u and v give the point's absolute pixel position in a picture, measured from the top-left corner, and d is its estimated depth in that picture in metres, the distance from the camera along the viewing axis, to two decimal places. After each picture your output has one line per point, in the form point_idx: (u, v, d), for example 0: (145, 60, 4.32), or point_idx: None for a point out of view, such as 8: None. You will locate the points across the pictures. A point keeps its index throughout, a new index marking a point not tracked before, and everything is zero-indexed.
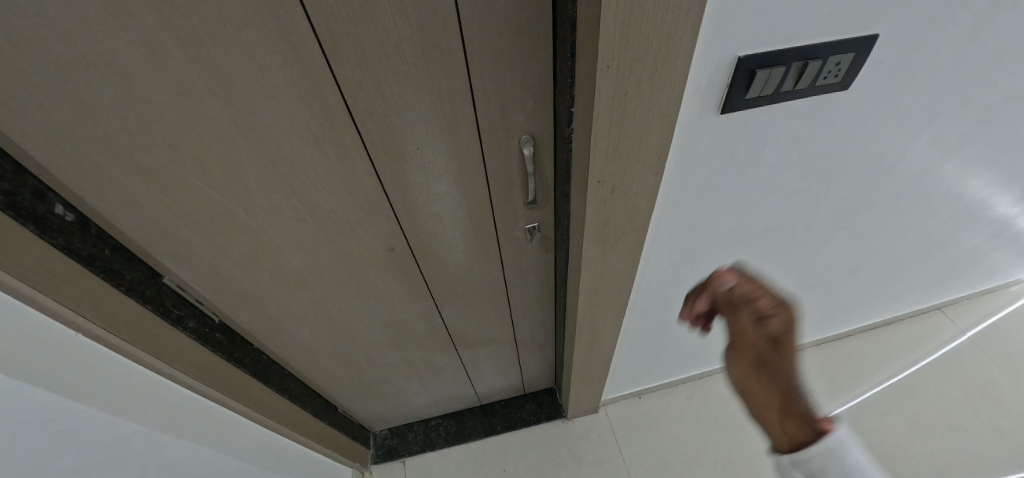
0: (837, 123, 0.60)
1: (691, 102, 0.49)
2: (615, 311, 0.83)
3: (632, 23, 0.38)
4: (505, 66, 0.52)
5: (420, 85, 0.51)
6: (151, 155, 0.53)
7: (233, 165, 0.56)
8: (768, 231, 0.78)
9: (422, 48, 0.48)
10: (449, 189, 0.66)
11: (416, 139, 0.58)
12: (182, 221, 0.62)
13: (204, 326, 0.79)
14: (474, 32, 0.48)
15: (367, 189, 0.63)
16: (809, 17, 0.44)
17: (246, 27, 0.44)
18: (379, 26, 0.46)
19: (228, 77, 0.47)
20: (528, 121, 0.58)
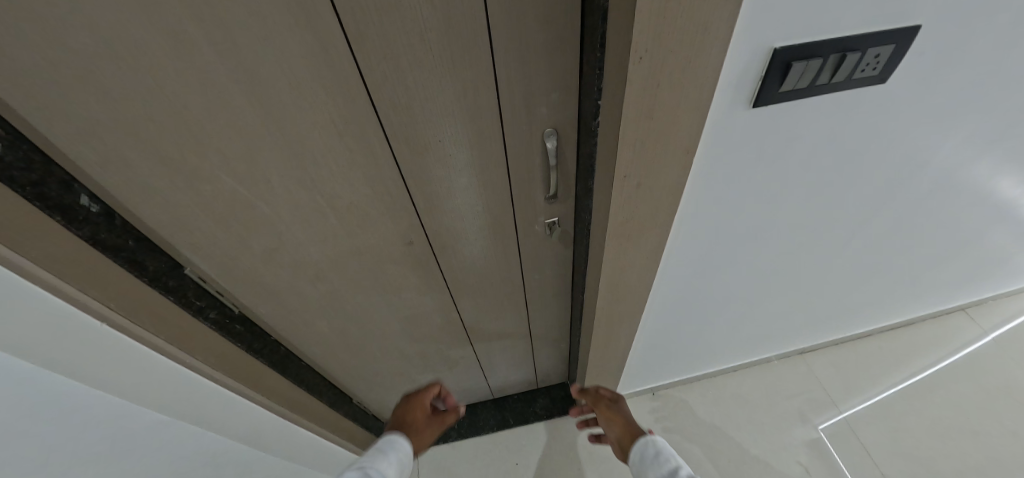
0: (870, 119, 0.58)
1: (723, 95, 0.48)
2: (634, 307, 0.82)
3: (668, 13, 0.37)
4: (531, 58, 0.51)
5: (443, 78, 0.51)
6: (177, 146, 0.53)
7: (257, 157, 0.56)
8: (791, 228, 0.76)
9: (447, 40, 0.47)
10: (471, 184, 0.66)
11: (439, 132, 0.57)
12: (205, 213, 0.63)
13: (225, 317, 0.80)
14: (500, 23, 0.47)
15: (388, 182, 0.62)
16: (850, 8, 0.42)
17: (272, 17, 0.43)
18: (404, 18, 0.45)
19: (253, 67, 0.47)
20: (552, 114, 0.57)
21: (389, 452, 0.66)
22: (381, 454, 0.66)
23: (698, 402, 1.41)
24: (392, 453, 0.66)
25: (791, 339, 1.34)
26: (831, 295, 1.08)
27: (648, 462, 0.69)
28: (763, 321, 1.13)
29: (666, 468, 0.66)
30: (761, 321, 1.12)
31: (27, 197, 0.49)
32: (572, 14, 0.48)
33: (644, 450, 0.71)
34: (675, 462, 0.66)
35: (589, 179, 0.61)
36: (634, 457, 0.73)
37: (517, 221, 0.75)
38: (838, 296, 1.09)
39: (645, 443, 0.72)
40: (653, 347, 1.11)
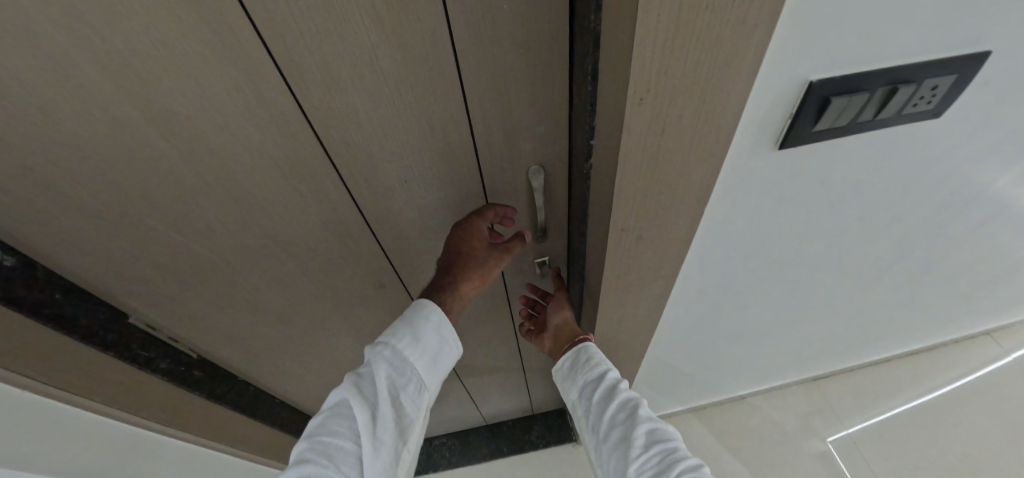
0: (921, 156, 0.48)
1: (744, 135, 0.39)
2: (635, 351, 0.74)
3: (677, 46, 0.28)
4: (509, 88, 0.42)
5: (404, 112, 0.42)
6: (93, 194, 0.45)
7: (193, 200, 0.48)
8: (822, 271, 0.66)
9: (406, 69, 0.39)
10: (446, 225, 0.57)
11: (404, 171, 0.48)
12: (141, 260, 0.54)
13: (179, 364, 0.71)
14: (469, 50, 0.39)
15: (350, 225, 0.54)
16: (910, 31, 0.33)
17: (182, 46, 0.35)
18: (348, 44, 0.36)
19: (168, 104, 0.38)
20: (538, 149, 0.49)
21: (418, 330, 0.52)
22: (408, 333, 0.52)
23: (705, 432, 1.33)
24: (422, 331, 0.53)
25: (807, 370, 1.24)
26: (856, 334, 0.98)
27: (575, 367, 0.61)
28: (780, 360, 1.03)
29: (594, 370, 0.59)
30: (777, 360, 1.03)
31: None
32: (559, 36, 0.39)
33: (574, 357, 0.62)
34: (603, 364, 0.59)
35: (582, 223, 0.52)
36: (561, 363, 0.64)
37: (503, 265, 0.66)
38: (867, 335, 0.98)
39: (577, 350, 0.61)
40: (657, 381, 1.02)
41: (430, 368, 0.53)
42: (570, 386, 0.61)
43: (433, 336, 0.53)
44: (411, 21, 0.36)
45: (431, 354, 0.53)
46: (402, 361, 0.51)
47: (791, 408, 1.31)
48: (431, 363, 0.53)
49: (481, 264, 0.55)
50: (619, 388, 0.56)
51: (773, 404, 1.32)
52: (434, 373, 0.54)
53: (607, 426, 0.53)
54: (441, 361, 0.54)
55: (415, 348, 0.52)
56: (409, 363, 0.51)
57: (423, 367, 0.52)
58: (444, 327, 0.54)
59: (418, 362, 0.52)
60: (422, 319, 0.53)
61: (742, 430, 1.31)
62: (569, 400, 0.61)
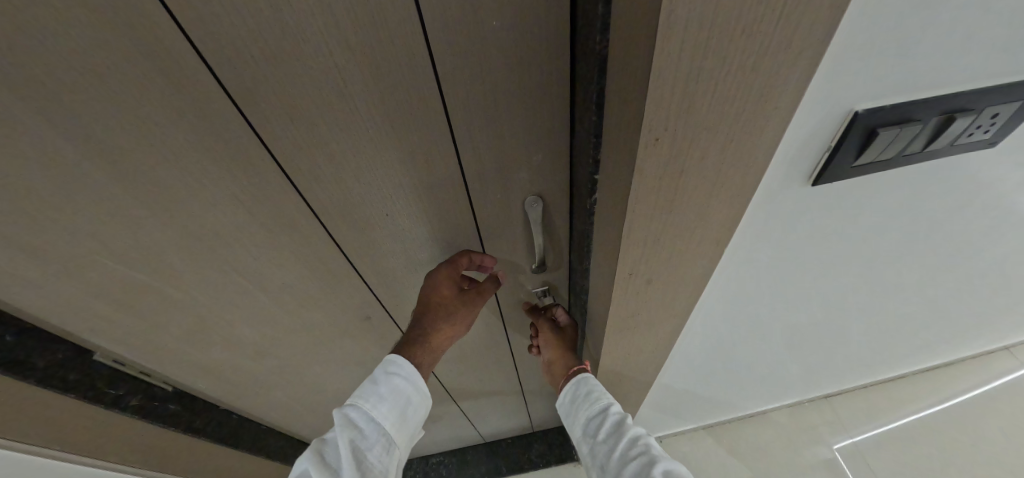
0: (969, 183, 0.43)
1: (774, 170, 0.34)
2: (641, 383, 0.69)
3: (701, 79, 0.23)
4: (501, 114, 0.37)
5: (382, 140, 0.37)
6: (35, 233, 0.40)
7: (151, 235, 0.43)
8: (848, 301, 0.61)
9: (382, 95, 0.34)
10: (434, 256, 0.52)
11: (386, 202, 0.44)
12: (100, 299, 0.49)
13: (152, 399, 0.66)
14: (454, 72, 0.34)
15: (327, 255, 0.50)
16: (977, 53, 0.28)
17: (121, 70, 0.30)
18: (312, 67, 0.32)
19: (112, 133, 0.34)
20: (536, 178, 0.44)
21: (384, 386, 0.48)
22: (374, 391, 0.48)
23: (712, 451, 1.29)
24: (388, 387, 0.48)
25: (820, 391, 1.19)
26: (877, 361, 0.92)
27: (577, 401, 0.56)
28: (794, 385, 0.98)
29: (596, 405, 0.54)
30: (791, 386, 0.97)
31: None
32: (558, 57, 0.34)
33: (574, 390, 0.57)
34: (606, 399, 0.54)
35: (585, 260, 0.47)
36: (562, 397, 0.59)
37: (497, 296, 0.61)
38: (888, 358, 0.93)
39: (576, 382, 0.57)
40: (663, 407, 0.97)
41: (399, 426, 0.47)
42: (573, 423, 0.56)
43: (402, 390, 0.48)
44: (386, 39, 0.31)
45: (400, 411, 0.48)
46: (368, 422, 0.46)
47: (801, 426, 1.26)
48: (401, 421, 0.48)
49: (452, 314, 0.52)
50: (625, 424, 0.51)
51: (781, 422, 1.27)
52: (405, 432, 0.48)
53: (617, 461, 0.47)
54: (412, 416, 0.49)
55: (382, 406, 0.47)
56: (375, 422, 0.46)
57: (391, 425, 0.47)
58: (415, 379, 0.50)
59: (386, 420, 0.47)
60: (388, 374, 0.49)
61: (751, 450, 1.26)
62: (572, 438, 0.56)
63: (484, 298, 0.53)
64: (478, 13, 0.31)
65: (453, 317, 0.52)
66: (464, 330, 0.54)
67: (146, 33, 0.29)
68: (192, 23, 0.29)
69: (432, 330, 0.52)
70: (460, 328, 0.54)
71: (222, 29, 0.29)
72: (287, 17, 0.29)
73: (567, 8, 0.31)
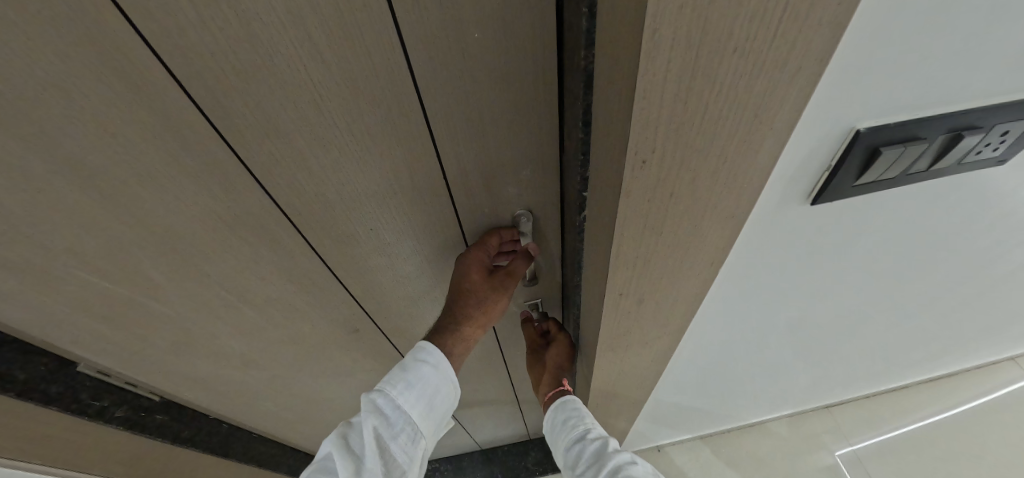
0: (977, 200, 0.41)
1: (768, 191, 0.32)
2: (637, 398, 0.67)
3: (690, 100, 0.22)
4: (486, 126, 0.36)
5: (365, 152, 0.37)
6: (7, 250, 0.39)
7: (128, 248, 0.42)
8: (849, 315, 0.59)
9: (361, 108, 0.33)
10: (420, 263, 0.52)
11: (367, 221, 0.44)
12: (79, 313, 0.48)
13: (138, 410, 0.65)
14: (435, 84, 0.32)
15: (312, 265, 0.49)
16: (989, 69, 0.26)
17: (87, 83, 0.29)
18: (288, 79, 0.30)
19: (80, 148, 0.33)
20: (525, 188, 0.43)
21: (412, 375, 0.47)
22: (403, 378, 0.47)
23: (709, 461, 1.28)
24: (415, 376, 0.47)
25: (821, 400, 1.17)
26: (881, 372, 0.90)
27: (558, 427, 0.56)
28: (796, 397, 0.96)
29: (575, 432, 0.53)
30: (791, 397, 0.96)
31: None
32: (546, 69, 0.32)
33: (556, 416, 0.58)
34: (585, 425, 0.54)
35: (575, 276, 0.45)
36: (548, 422, 0.59)
37: None
38: (891, 370, 0.91)
39: (557, 407, 0.58)
40: (661, 418, 0.96)
41: (426, 414, 0.47)
42: (557, 451, 0.56)
43: (429, 380, 0.47)
44: (363, 52, 0.29)
45: (427, 400, 0.47)
46: (394, 410, 0.45)
47: (800, 434, 1.25)
48: (427, 410, 0.47)
49: (482, 299, 0.49)
50: (601, 452, 0.49)
51: (781, 431, 1.26)
52: (431, 420, 0.48)
53: None
54: (438, 405, 0.48)
55: (409, 395, 0.46)
56: (402, 411, 0.45)
57: (418, 414, 0.46)
58: (443, 369, 0.49)
59: (412, 410, 0.46)
60: (416, 362, 0.48)
61: (750, 460, 1.25)
62: (558, 466, 0.56)
63: (515, 279, 0.48)
64: (460, 25, 0.29)
65: (483, 303, 0.50)
66: (497, 313, 0.52)
67: (110, 47, 0.27)
68: (157, 34, 0.27)
69: (461, 316, 0.50)
70: (493, 313, 0.51)
71: (190, 42, 0.28)
72: (258, 29, 0.28)
73: (554, 18, 0.29)
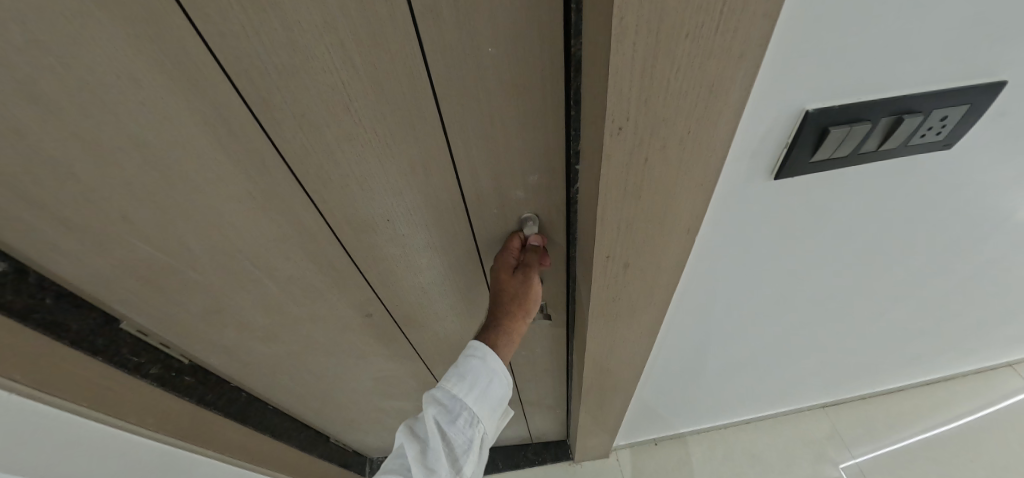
0: (932, 184, 0.46)
1: (734, 165, 0.37)
2: (630, 375, 0.71)
3: (656, 75, 0.27)
4: (489, 128, 0.41)
5: (384, 149, 0.42)
6: (77, 212, 0.45)
7: (174, 218, 0.48)
8: (826, 297, 0.64)
9: (382, 98, 0.38)
10: (429, 250, 0.57)
11: (386, 211, 0.50)
12: (129, 273, 0.54)
13: (169, 371, 0.71)
14: (445, 87, 0.38)
15: (328, 245, 0.54)
16: (917, 60, 0.31)
17: (156, 71, 0.34)
18: (319, 78, 0.36)
19: (146, 126, 0.38)
20: (526, 180, 0.47)
21: (463, 368, 0.52)
22: (456, 372, 0.52)
23: (705, 456, 1.29)
24: (466, 368, 0.52)
25: (816, 396, 1.20)
26: (869, 360, 0.94)
27: None
28: (787, 383, 1.00)
29: None
30: (778, 385, 1.00)
31: None
32: (545, 71, 0.37)
33: None
34: None
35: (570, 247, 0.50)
36: None
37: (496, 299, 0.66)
38: (873, 360, 0.95)
39: None
40: (655, 404, 1.00)
41: (480, 401, 0.51)
42: None
43: (479, 371, 0.52)
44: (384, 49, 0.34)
45: (480, 389, 0.51)
46: (451, 399, 0.51)
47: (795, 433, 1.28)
48: (482, 397, 0.52)
49: (512, 293, 0.54)
50: None
51: (775, 428, 1.29)
52: (485, 407, 0.52)
53: None
54: (491, 392, 0.52)
55: (462, 385, 0.51)
56: (457, 399, 0.51)
57: (472, 401, 0.51)
58: (490, 361, 0.53)
59: (467, 398, 0.51)
60: (466, 357, 0.53)
61: (745, 456, 1.27)
62: None
63: (533, 271, 0.52)
64: (471, 29, 0.34)
65: (517, 297, 0.54)
66: (534, 304, 0.56)
67: (174, 41, 0.32)
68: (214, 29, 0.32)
69: (502, 312, 0.55)
70: (529, 305, 0.56)
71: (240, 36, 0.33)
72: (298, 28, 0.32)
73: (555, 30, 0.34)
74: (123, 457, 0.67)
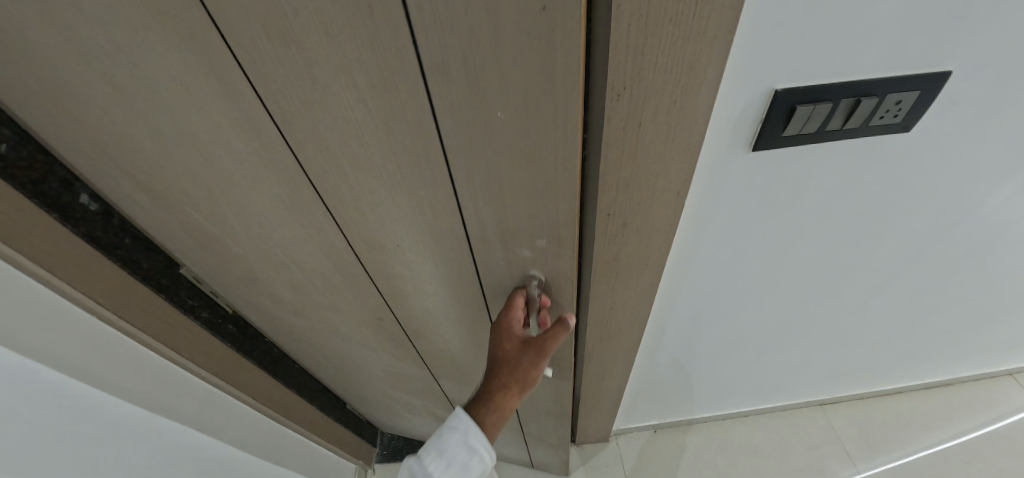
0: (898, 166, 0.52)
1: (716, 136, 0.44)
2: (629, 344, 0.78)
3: (646, 52, 0.33)
4: (491, 180, 0.42)
5: (391, 183, 0.45)
6: (145, 178, 0.52)
7: (219, 200, 0.53)
8: (810, 274, 0.70)
9: (391, 140, 0.39)
10: (430, 265, 0.59)
11: (392, 232, 0.53)
12: (186, 230, 0.62)
13: (216, 316, 0.81)
14: (453, 140, 0.38)
15: (341, 246, 0.59)
16: (870, 51, 0.37)
17: (198, 84, 0.37)
18: (336, 114, 0.38)
19: (192, 126, 0.42)
20: (530, 238, 0.50)
21: (442, 446, 0.55)
22: (435, 447, 0.56)
23: (703, 446, 1.33)
24: (445, 446, 0.55)
25: (813, 391, 1.23)
26: (858, 347, 0.99)
27: None
28: (780, 369, 1.05)
29: None
30: (772, 370, 1.06)
31: (27, 195, 0.50)
32: (547, 138, 0.36)
33: None
34: None
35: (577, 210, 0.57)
36: None
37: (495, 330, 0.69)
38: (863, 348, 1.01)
39: None
40: (654, 384, 1.06)
41: None
42: None
43: (457, 451, 0.55)
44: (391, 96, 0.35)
45: (455, 468, 0.55)
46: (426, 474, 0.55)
47: (792, 428, 1.32)
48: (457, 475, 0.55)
49: (515, 362, 0.57)
50: None
51: (773, 423, 1.33)
52: None
53: None
54: (467, 471, 0.55)
55: (438, 462, 0.55)
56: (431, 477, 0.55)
57: None
58: (472, 439, 0.55)
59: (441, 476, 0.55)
60: (448, 431, 0.56)
61: (742, 448, 1.31)
62: None
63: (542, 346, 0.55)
64: (477, 90, 0.33)
65: (517, 369, 0.57)
66: (533, 378, 0.58)
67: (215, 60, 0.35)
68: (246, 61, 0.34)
69: (498, 384, 0.57)
70: (527, 379, 0.58)
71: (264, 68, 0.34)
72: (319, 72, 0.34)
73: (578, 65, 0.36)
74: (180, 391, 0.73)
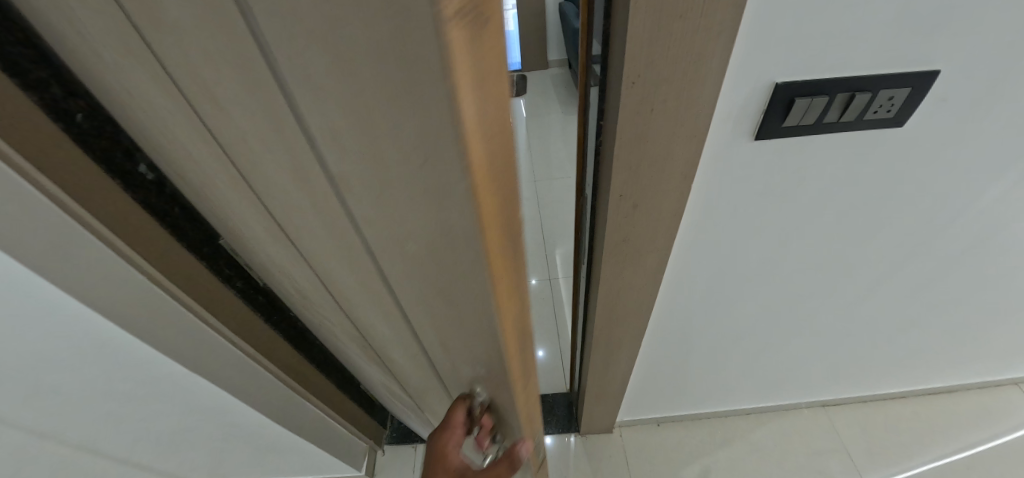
0: (892, 159, 0.56)
1: (721, 126, 0.47)
2: (635, 328, 0.82)
3: (659, 44, 0.37)
4: (422, 295, 0.36)
5: (329, 256, 0.39)
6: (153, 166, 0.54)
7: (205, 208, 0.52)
8: (811, 264, 0.74)
9: (321, 228, 0.33)
10: (386, 331, 0.53)
11: (343, 292, 0.48)
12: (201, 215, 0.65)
13: (250, 287, 0.78)
14: (378, 251, 0.31)
15: (300, 281, 0.55)
16: (862, 48, 0.41)
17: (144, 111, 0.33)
18: (262, 182, 0.32)
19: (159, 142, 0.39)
20: (472, 365, 0.45)
21: None
22: None
23: (705, 441, 1.35)
24: None
25: (816, 388, 1.26)
26: (859, 342, 1.02)
27: None
28: (784, 362, 1.08)
29: None
30: (774, 365, 1.09)
31: (92, 157, 0.44)
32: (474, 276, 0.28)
33: None
34: None
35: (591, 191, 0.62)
36: None
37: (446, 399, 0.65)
38: (863, 345, 1.04)
39: None
40: (658, 375, 1.09)
41: None
42: None
43: None
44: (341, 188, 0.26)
45: None
46: None
47: (793, 426, 1.34)
48: None
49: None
50: None
51: (774, 421, 1.36)
52: None
53: None
54: None
55: None
56: None
57: None
58: None
59: None
60: None
61: (744, 444, 1.33)
62: None
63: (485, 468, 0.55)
64: (391, 220, 0.26)
65: None
66: None
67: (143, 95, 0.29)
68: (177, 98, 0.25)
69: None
70: None
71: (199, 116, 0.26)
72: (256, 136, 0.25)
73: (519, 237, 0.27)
74: (215, 361, 0.73)
